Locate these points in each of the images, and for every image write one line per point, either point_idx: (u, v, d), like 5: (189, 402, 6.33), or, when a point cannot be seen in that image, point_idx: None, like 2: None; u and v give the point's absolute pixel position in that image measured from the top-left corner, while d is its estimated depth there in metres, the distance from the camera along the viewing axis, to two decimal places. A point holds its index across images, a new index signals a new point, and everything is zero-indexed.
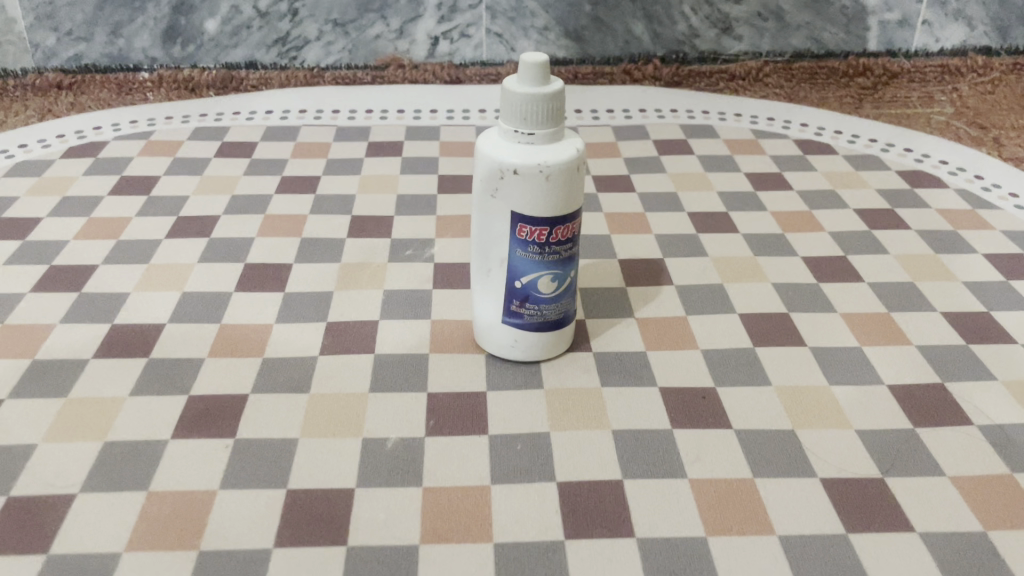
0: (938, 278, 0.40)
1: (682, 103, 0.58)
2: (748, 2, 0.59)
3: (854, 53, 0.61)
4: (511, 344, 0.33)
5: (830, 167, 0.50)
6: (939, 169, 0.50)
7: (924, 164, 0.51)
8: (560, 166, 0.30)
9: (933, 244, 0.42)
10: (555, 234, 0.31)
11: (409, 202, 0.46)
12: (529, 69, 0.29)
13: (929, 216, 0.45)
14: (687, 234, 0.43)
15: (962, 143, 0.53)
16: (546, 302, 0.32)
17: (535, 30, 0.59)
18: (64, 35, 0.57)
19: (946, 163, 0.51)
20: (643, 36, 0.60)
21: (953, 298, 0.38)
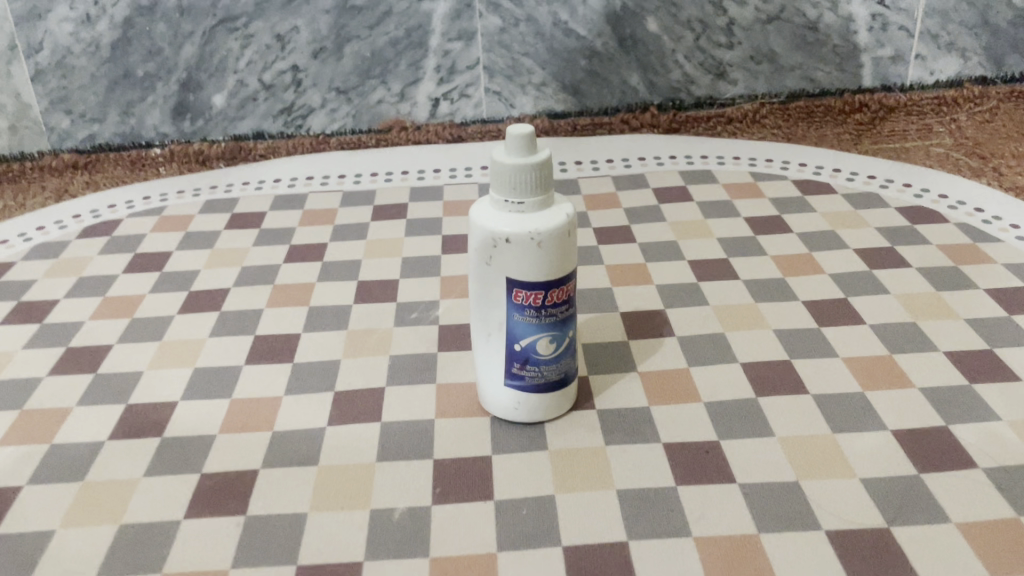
0: (940, 317, 0.40)
1: (681, 149, 0.59)
2: (741, 47, 0.60)
3: (849, 90, 0.62)
4: (514, 406, 0.34)
5: (830, 208, 0.51)
6: (939, 203, 0.50)
7: (924, 200, 0.51)
8: (552, 232, 0.31)
9: (935, 281, 0.43)
10: (551, 297, 0.32)
11: (414, 265, 0.47)
12: (515, 140, 0.30)
13: (929, 253, 0.45)
14: (688, 283, 0.44)
15: (962, 176, 0.53)
16: (546, 363, 0.33)
17: (532, 86, 0.60)
18: (78, 117, 0.59)
19: (946, 197, 0.51)
20: (639, 86, 0.61)
21: (956, 336, 0.38)
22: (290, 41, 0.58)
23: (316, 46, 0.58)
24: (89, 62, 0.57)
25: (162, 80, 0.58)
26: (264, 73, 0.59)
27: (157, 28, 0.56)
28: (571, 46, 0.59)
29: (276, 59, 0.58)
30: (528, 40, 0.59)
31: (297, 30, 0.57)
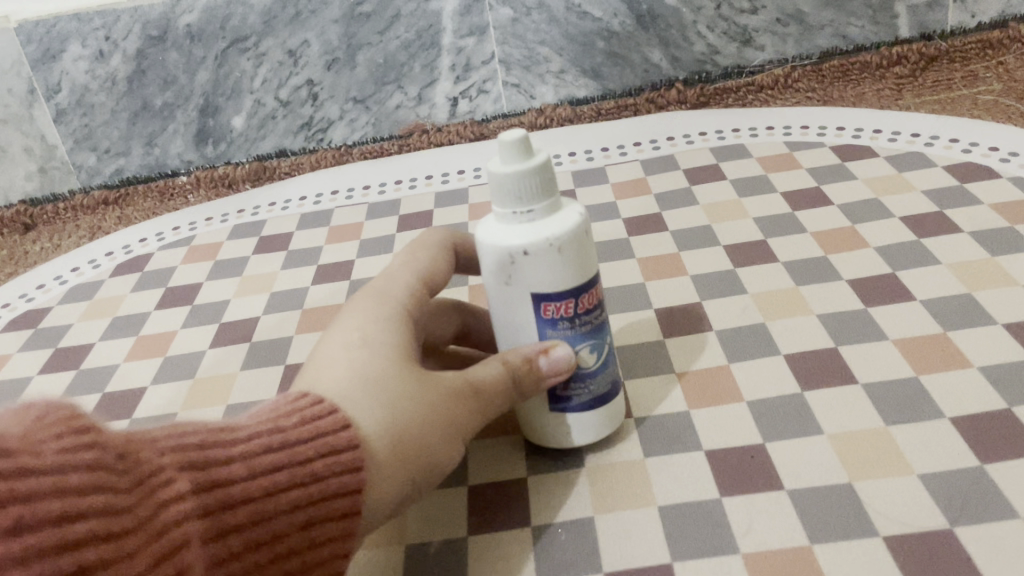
0: (997, 285, 0.37)
1: (711, 124, 0.57)
2: (765, 11, 0.57)
3: (885, 44, 0.59)
4: (568, 429, 0.32)
5: (873, 173, 0.48)
6: (989, 157, 0.48)
7: (972, 155, 0.48)
8: (568, 233, 0.29)
9: (990, 245, 0.40)
10: (583, 303, 0.31)
11: None
12: (511, 149, 0.28)
13: (981, 214, 0.42)
14: (724, 270, 0.42)
15: (1012, 124, 0.50)
16: (591, 376, 0.31)
17: (551, 75, 0.59)
18: (103, 152, 0.59)
19: (996, 150, 0.48)
20: (662, 62, 0.59)
21: (1015, 305, 0.36)
22: (302, 56, 0.57)
23: (329, 57, 0.57)
24: (108, 98, 0.57)
25: (181, 107, 0.58)
26: (280, 91, 0.58)
27: (171, 57, 0.56)
28: (588, 29, 0.58)
29: (290, 75, 0.58)
30: (543, 28, 0.58)
31: (308, 43, 0.57)
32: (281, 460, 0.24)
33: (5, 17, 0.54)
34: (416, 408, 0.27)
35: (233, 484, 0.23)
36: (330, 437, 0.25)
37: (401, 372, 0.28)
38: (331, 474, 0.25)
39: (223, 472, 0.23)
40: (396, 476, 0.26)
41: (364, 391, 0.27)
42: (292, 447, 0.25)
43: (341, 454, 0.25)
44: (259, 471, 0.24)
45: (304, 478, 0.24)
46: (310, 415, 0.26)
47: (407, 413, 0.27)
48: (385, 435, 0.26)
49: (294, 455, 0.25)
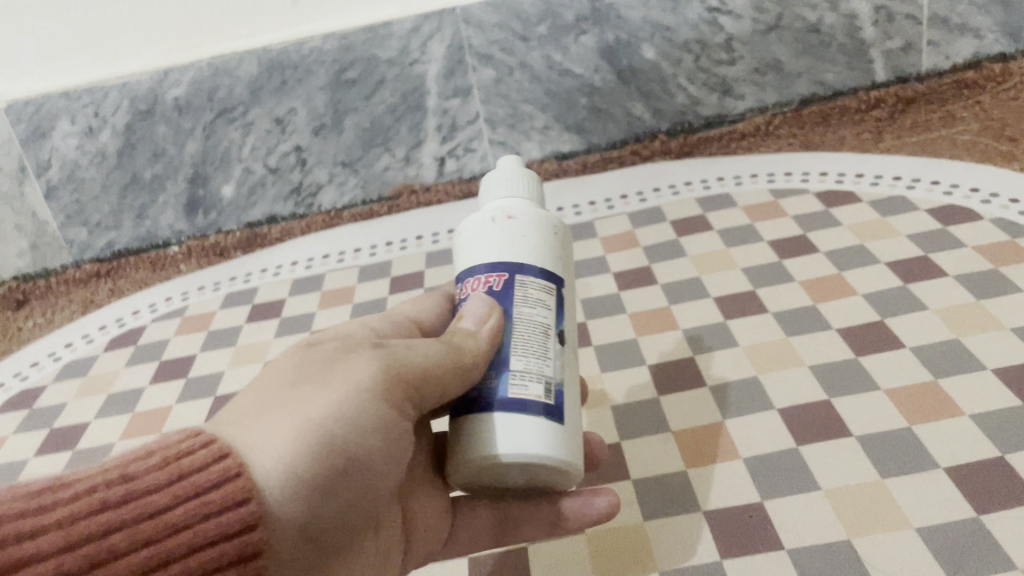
0: (986, 329, 0.38)
1: (697, 173, 0.60)
2: (743, 61, 0.58)
3: (863, 88, 0.59)
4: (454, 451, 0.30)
5: (857, 219, 0.49)
6: (971, 199, 0.49)
7: (954, 197, 0.49)
8: (470, 219, 0.33)
9: (976, 288, 0.40)
10: (468, 287, 0.32)
11: None
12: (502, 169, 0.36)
13: (966, 257, 0.43)
14: (715, 323, 0.42)
15: (993, 167, 0.52)
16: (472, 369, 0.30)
17: (535, 130, 0.60)
18: (94, 226, 0.60)
19: (977, 191, 0.49)
20: (645, 115, 0.60)
21: (1006, 350, 0.36)
22: (290, 123, 0.58)
23: (316, 123, 0.58)
24: (97, 172, 0.58)
25: (170, 179, 0.59)
26: (269, 158, 0.59)
27: (159, 129, 0.57)
28: (569, 86, 0.59)
29: (278, 143, 0.59)
30: (526, 86, 0.59)
31: (295, 111, 0.58)
32: (120, 517, 0.23)
33: None
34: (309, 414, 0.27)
35: (53, 555, 0.22)
36: (190, 480, 0.25)
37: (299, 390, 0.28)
38: (200, 521, 0.24)
39: (40, 546, 0.22)
40: (292, 496, 0.26)
41: (250, 419, 0.27)
42: (142, 499, 0.24)
43: (203, 497, 0.24)
44: (90, 536, 0.23)
45: (157, 532, 0.23)
46: (172, 456, 0.25)
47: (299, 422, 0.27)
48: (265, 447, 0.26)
49: (142, 508, 0.24)
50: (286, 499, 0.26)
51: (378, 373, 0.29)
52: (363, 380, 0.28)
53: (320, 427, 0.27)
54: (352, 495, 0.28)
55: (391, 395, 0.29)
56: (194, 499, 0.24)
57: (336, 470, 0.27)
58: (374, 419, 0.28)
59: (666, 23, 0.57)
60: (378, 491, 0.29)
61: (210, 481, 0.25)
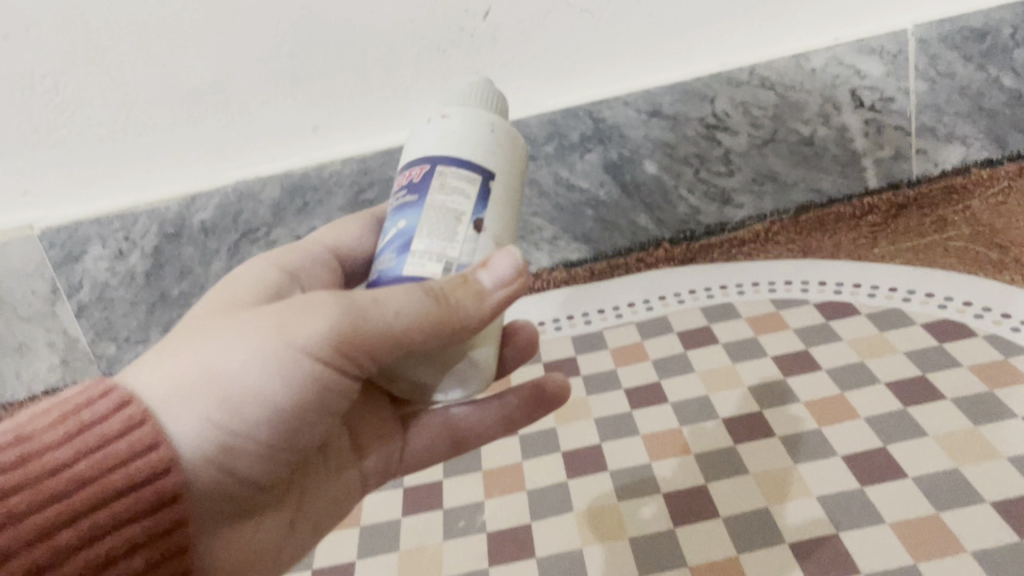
0: (981, 458, 0.41)
1: (700, 281, 0.62)
2: (741, 173, 0.62)
3: (857, 194, 0.63)
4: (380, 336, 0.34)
5: (856, 332, 0.52)
6: (964, 313, 0.52)
7: (949, 310, 0.52)
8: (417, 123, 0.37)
9: (969, 412, 0.44)
10: (402, 179, 0.35)
11: (459, 462, 0.50)
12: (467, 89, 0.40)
13: (959, 377, 0.47)
14: (724, 446, 0.46)
15: (985, 276, 0.54)
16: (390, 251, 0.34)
17: (545, 241, 0.64)
18: (123, 340, 0.66)
19: (969, 304, 0.52)
20: (649, 224, 0.63)
21: (999, 479, 0.40)
22: None
23: None
24: (126, 291, 0.64)
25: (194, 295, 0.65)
26: None
27: (185, 251, 0.62)
28: (576, 199, 0.62)
29: None
30: (535, 201, 0.62)
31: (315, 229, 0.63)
32: (27, 473, 0.28)
33: (30, 225, 0.61)
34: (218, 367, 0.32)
35: None
36: (87, 436, 0.30)
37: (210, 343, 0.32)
38: (103, 474, 0.29)
39: None
40: (201, 444, 0.32)
41: (171, 376, 0.32)
42: (41, 459, 0.29)
43: (102, 450, 0.29)
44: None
45: (61, 483, 0.28)
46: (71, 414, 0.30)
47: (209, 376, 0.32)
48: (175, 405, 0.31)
49: (43, 466, 0.29)
50: (193, 445, 0.32)
51: (313, 328, 0.31)
52: (290, 338, 0.31)
53: (228, 378, 0.32)
54: (266, 433, 0.33)
55: (342, 347, 0.32)
56: (97, 453, 0.29)
57: (246, 418, 0.32)
58: (297, 372, 0.32)
59: (667, 139, 0.61)
60: (300, 422, 0.34)
61: (114, 435, 0.30)
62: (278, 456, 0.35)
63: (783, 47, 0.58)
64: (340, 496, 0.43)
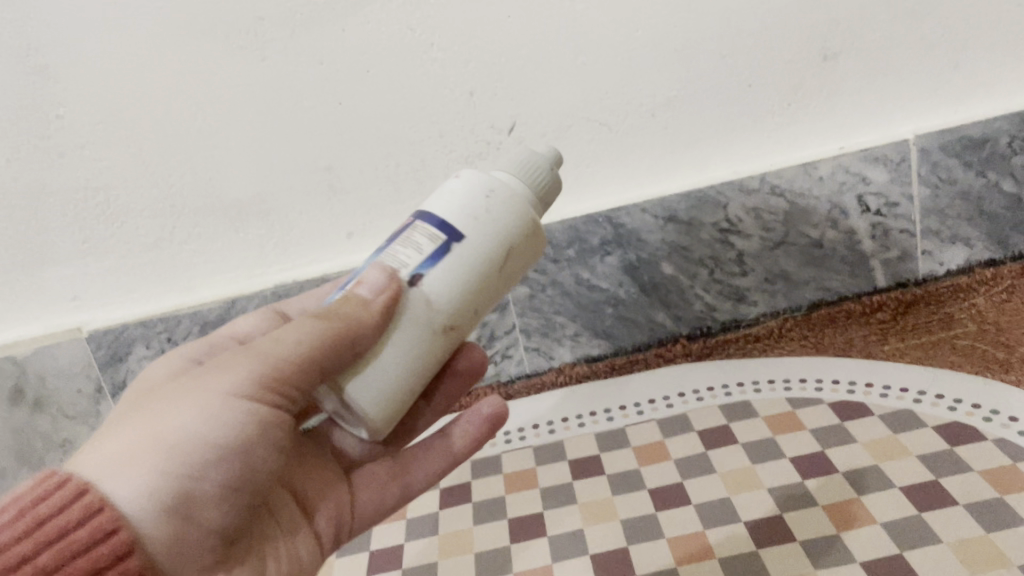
0: (996, 566, 0.42)
1: (717, 378, 0.64)
2: (754, 273, 0.65)
3: (866, 293, 0.66)
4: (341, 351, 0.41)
5: (869, 435, 0.54)
6: (972, 416, 0.53)
7: (957, 413, 0.54)
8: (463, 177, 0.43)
9: (982, 520, 0.45)
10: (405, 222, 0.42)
11: (486, 560, 0.51)
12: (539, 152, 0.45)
13: (972, 484, 0.48)
14: (746, 550, 0.47)
15: (990, 377, 0.56)
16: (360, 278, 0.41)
17: (567, 337, 0.67)
18: None
19: (978, 407, 0.54)
20: (667, 321, 0.67)
21: None
22: None
23: None
24: None
25: None
26: None
27: None
28: (597, 299, 0.66)
29: None
30: (557, 301, 0.66)
31: None
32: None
33: (80, 328, 0.67)
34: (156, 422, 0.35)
35: None
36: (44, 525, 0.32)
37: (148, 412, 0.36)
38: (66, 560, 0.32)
39: None
40: (156, 497, 0.34)
41: (110, 457, 0.34)
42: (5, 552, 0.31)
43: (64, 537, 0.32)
44: None
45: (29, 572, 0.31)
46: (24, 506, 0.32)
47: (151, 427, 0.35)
48: (121, 466, 0.34)
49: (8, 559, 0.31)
50: (153, 514, 0.34)
51: (241, 374, 0.37)
52: (220, 386, 0.36)
53: (170, 428, 0.35)
54: (219, 481, 0.36)
55: (263, 386, 0.37)
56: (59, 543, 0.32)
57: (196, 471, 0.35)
58: (235, 418, 0.36)
59: (682, 243, 0.64)
60: (247, 468, 0.38)
61: (73, 521, 0.32)
62: (235, 508, 0.38)
63: (785, 156, 0.63)
64: (304, 557, 0.44)
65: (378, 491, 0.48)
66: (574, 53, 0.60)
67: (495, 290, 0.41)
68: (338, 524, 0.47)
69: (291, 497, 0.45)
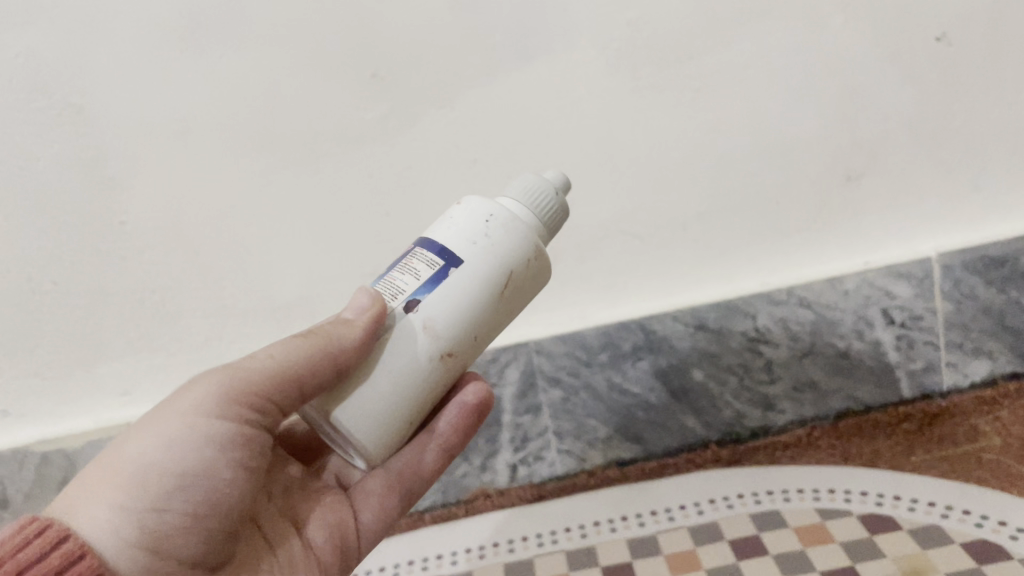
0: None
1: (748, 485, 0.65)
2: (782, 381, 0.66)
3: (893, 403, 0.67)
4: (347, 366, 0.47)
5: (900, 550, 0.55)
6: (999, 533, 0.55)
7: (984, 530, 0.56)
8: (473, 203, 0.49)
9: None
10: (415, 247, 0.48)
11: None
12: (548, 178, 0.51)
13: None
14: None
15: (1015, 494, 0.59)
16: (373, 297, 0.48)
17: (598, 440, 0.68)
18: None
19: (1005, 525, 0.56)
20: (697, 426, 0.67)
21: None
22: None
23: None
24: None
25: None
26: None
27: None
28: (627, 403, 0.68)
29: None
30: (589, 403, 0.68)
31: None
32: None
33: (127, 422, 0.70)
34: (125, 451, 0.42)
35: None
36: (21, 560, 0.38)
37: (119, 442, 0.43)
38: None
39: None
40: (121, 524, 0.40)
41: (84, 492, 0.41)
42: None
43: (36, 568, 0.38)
44: None
45: None
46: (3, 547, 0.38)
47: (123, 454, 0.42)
48: (94, 502, 0.40)
49: None
50: (125, 534, 0.40)
51: (197, 395, 0.43)
52: (179, 411, 0.43)
53: (133, 458, 0.42)
54: (188, 500, 0.42)
55: (227, 403, 0.44)
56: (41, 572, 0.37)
57: (161, 492, 0.41)
58: (192, 439, 0.43)
59: (711, 350, 0.66)
60: (214, 491, 0.43)
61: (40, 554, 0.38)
62: (208, 529, 0.43)
63: (808, 271, 0.66)
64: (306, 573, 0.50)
65: (378, 504, 0.54)
66: (608, 171, 0.65)
67: (500, 308, 0.46)
68: (342, 539, 0.53)
69: (288, 518, 0.52)
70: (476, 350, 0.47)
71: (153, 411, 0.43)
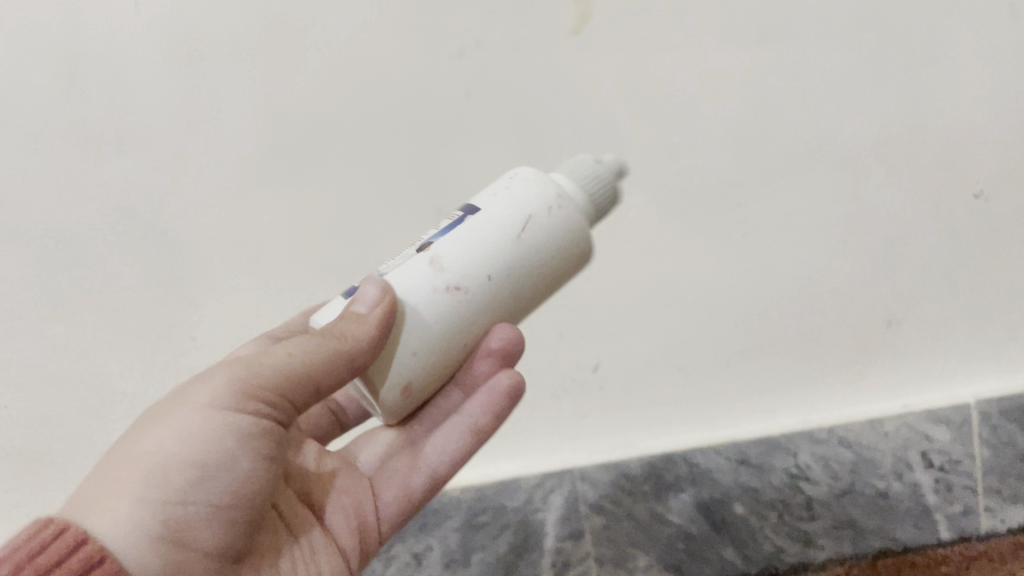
0: None
1: None
2: (823, 518, 0.68)
3: (930, 544, 0.68)
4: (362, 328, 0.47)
5: None
6: None
7: None
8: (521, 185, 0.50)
9: None
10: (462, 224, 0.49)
11: None
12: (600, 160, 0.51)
13: None
14: None
15: None
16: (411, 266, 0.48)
17: (639, 570, 0.68)
18: None
19: None
20: (736, 559, 0.68)
21: None
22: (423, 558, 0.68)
23: (447, 558, 0.68)
24: None
25: None
26: None
27: None
28: (670, 533, 0.68)
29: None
30: (632, 533, 0.68)
31: (430, 548, 0.68)
32: None
33: None
34: (145, 442, 0.41)
35: None
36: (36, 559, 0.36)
37: (132, 436, 0.42)
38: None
39: None
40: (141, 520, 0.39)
41: (96, 499, 0.39)
42: None
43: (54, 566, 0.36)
44: None
45: None
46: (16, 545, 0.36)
47: (144, 447, 0.41)
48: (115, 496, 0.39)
49: None
50: (137, 540, 0.39)
51: (213, 389, 0.42)
52: (195, 403, 0.42)
53: (156, 451, 0.41)
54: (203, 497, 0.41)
55: (242, 395, 0.42)
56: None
57: (175, 491, 0.40)
58: (211, 431, 0.41)
59: (754, 485, 0.68)
60: (231, 486, 0.42)
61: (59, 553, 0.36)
62: (224, 528, 0.42)
63: (846, 407, 0.69)
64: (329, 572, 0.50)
65: (399, 493, 0.53)
66: (657, 305, 0.68)
67: (513, 249, 0.45)
68: (360, 527, 0.52)
69: (305, 503, 0.51)
70: (495, 300, 0.45)
71: (168, 406, 0.42)
